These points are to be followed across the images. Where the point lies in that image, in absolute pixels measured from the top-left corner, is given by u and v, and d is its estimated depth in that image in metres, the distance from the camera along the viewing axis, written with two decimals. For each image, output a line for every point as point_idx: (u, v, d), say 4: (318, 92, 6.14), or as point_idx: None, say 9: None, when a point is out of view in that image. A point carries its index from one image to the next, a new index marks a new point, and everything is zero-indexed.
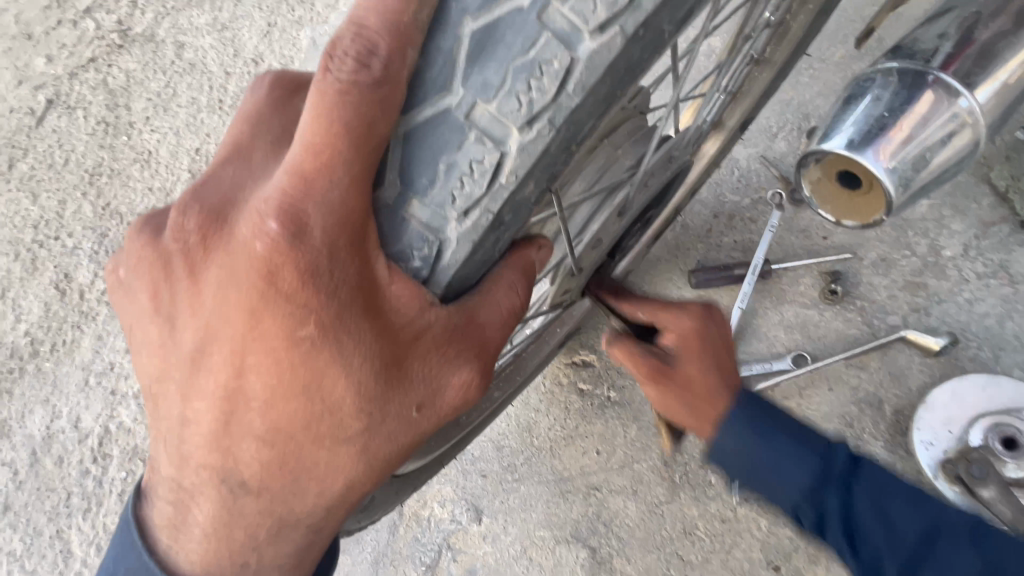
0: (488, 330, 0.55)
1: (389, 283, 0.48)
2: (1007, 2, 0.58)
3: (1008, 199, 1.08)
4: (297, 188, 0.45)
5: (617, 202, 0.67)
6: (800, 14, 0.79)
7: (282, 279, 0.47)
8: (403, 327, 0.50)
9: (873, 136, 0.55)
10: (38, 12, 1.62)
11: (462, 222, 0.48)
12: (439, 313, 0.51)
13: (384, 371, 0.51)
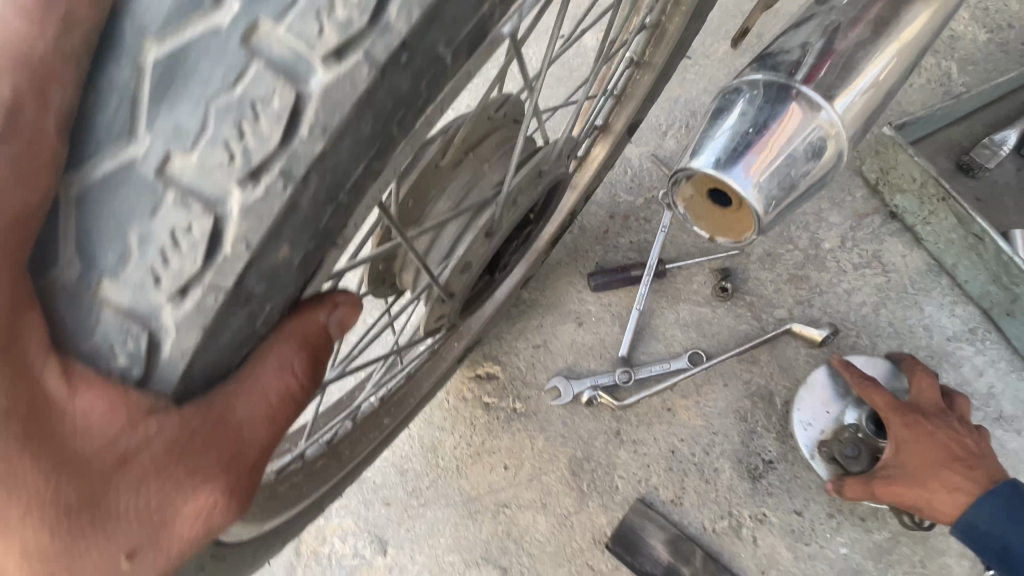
0: (247, 434, 0.40)
1: (68, 402, 0.34)
2: (867, 8, 0.56)
3: (879, 191, 1.11)
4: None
5: (484, 223, 0.60)
6: (674, 17, 0.78)
7: None
8: (94, 452, 0.35)
9: (738, 155, 0.53)
10: None
11: (250, 190, 0.33)
12: (164, 420, 0.36)
13: (73, 514, 0.34)
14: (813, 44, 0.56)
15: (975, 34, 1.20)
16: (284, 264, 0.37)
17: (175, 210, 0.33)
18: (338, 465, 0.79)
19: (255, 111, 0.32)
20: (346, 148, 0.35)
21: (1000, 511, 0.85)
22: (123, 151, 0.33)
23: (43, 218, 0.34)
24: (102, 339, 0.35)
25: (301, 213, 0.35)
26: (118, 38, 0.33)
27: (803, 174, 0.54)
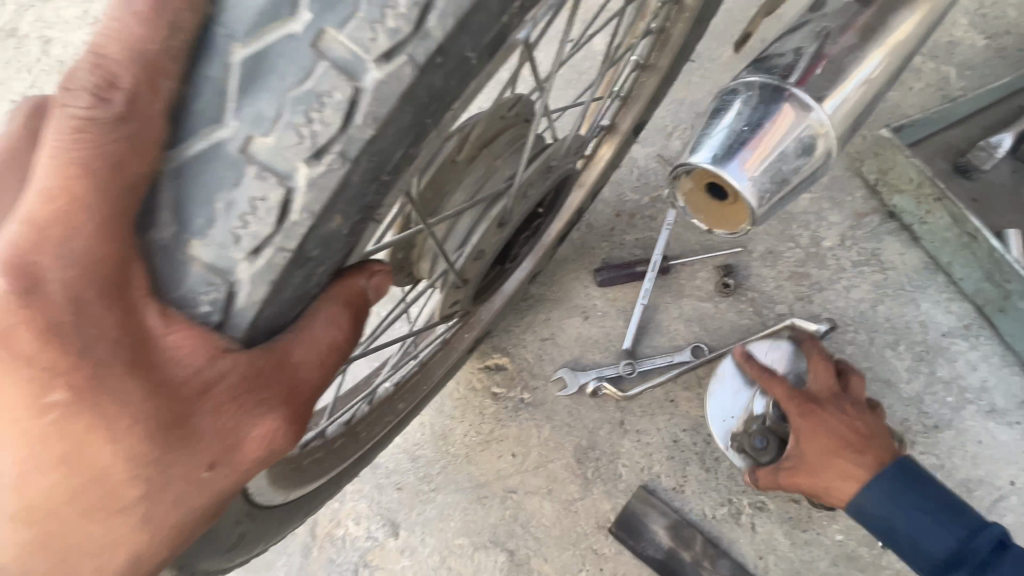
0: (302, 372, 0.45)
1: (164, 336, 0.38)
2: (855, 17, 0.60)
3: (878, 191, 1.15)
4: (30, 236, 0.34)
5: (496, 213, 0.66)
6: (677, 23, 0.82)
7: (16, 342, 0.35)
8: (184, 382, 0.40)
9: (734, 151, 0.57)
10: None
11: (314, 168, 0.38)
12: (236, 358, 0.41)
13: (162, 434, 0.39)
14: (806, 48, 0.60)
15: (973, 40, 1.23)
16: (305, 250, 0.41)
17: (254, 185, 0.38)
18: (356, 444, 0.84)
19: (321, 100, 0.37)
20: (366, 153, 0.39)
21: (885, 507, 0.86)
22: (211, 134, 0.37)
23: (142, 186, 0.37)
24: (185, 295, 0.39)
25: (350, 189, 0.40)
26: (209, 37, 0.37)
27: (795, 167, 0.57)
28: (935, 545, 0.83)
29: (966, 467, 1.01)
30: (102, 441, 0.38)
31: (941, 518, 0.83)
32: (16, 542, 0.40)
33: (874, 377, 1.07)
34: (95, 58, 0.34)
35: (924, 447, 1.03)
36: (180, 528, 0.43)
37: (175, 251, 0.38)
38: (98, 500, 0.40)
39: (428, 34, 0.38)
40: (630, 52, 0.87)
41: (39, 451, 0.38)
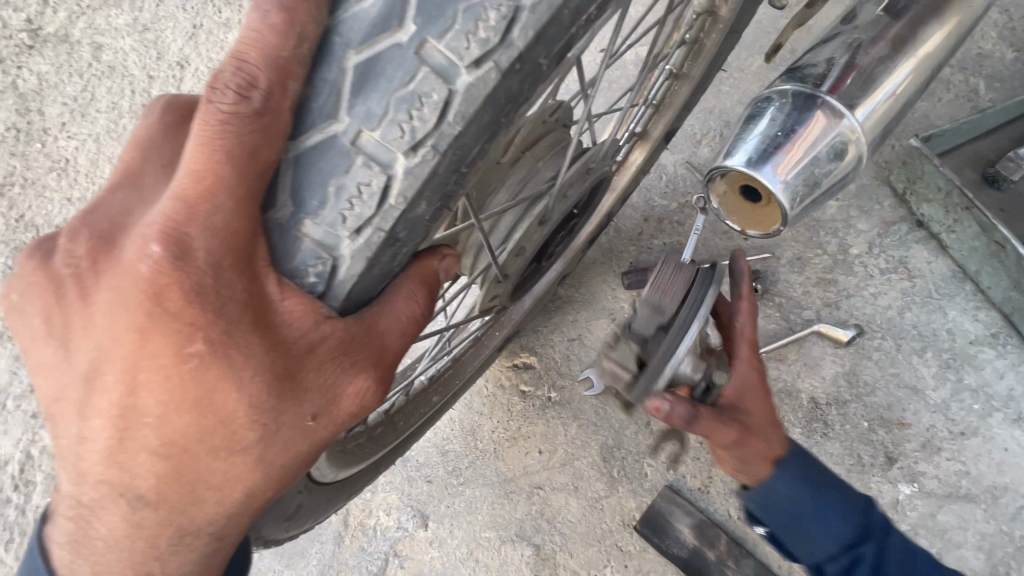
0: (388, 339, 0.51)
1: (280, 298, 0.44)
2: (886, 29, 0.63)
3: (906, 200, 1.16)
4: (180, 209, 0.40)
5: (538, 212, 0.70)
6: (711, 33, 0.86)
7: (167, 300, 0.41)
8: (296, 341, 0.45)
9: (768, 154, 0.59)
10: (52, 66, 1.75)
11: (411, 157, 0.44)
12: (336, 323, 0.47)
13: (277, 386, 0.45)
14: (839, 58, 0.63)
15: (1003, 52, 1.24)
16: (393, 235, 0.47)
17: (360, 173, 0.44)
18: (396, 432, 0.90)
19: (421, 100, 0.43)
20: (450, 148, 0.45)
21: (797, 486, 0.78)
22: (326, 129, 0.43)
23: (270, 171, 0.43)
24: (297, 267, 0.45)
25: (435, 180, 0.46)
26: (328, 45, 0.43)
27: (826, 171, 0.60)
28: (834, 551, 0.78)
29: (991, 473, 1.02)
30: (229, 390, 0.44)
31: (894, 540, 0.80)
32: (148, 478, 0.46)
33: (900, 383, 1.08)
34: (238, 61, 0.40)
35: (950, 453, 1.03)
36: (286, 471, 0.49)
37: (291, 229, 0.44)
38: (224, 441, 0.46)
39: (510, 45, 0.44)
40: (665, 61, 0.91)
41: (177, 395, 0.44)
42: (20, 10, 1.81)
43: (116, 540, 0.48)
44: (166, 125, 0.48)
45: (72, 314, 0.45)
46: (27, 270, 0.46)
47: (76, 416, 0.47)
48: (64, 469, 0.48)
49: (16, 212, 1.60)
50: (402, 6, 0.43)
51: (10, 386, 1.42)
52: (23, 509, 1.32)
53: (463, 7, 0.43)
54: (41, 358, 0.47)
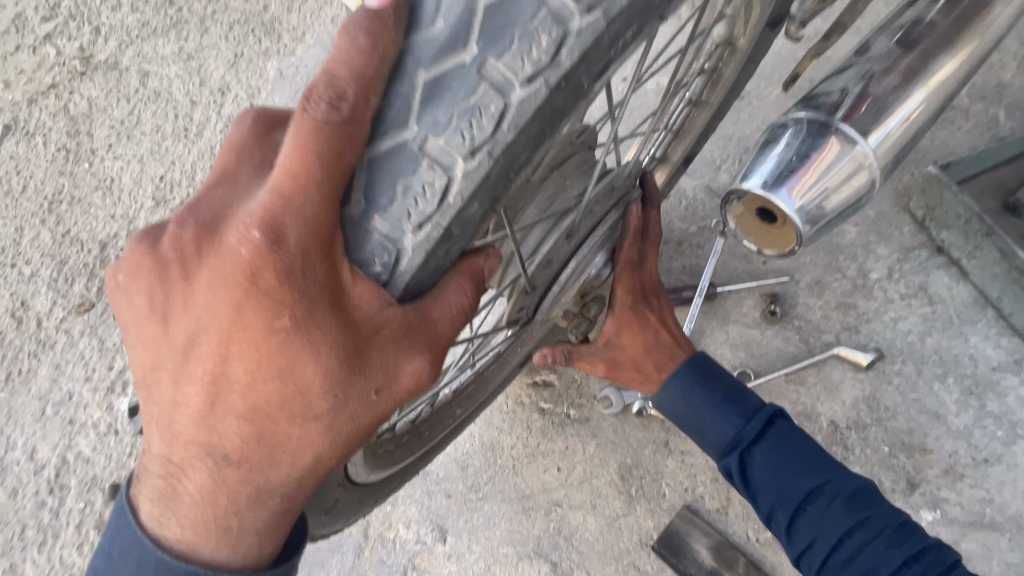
0: (440, 327, 0.56)
1: (352, 285, 0.51)
2: (898, 61, 0.65)
3: (925, 226, 1.17)
4: (276, 203, 0.48)
5: (565, 226, 0.76)
6: (729, 63, 0.91)
7: (262, 280, 0.49)
8: (364, 323, 0.52)
9: (784, 178, 0.62)
10: (101, 91, 1.85)
11: (469, 162, 0.50)
12: (396, 311, 0.53)
13: (346, 361, 0.53)
14: (853, 87, 0.65)
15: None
16: (449, 232, 0.53)
17: (428, 173, 0.50)
18: (420, 442, 0.95)
19: (481, 111, 0.49)
20: (502, 154, 0.51)
21: (685, 396, 0.86)
22: (399, 136, 0.50)
23: (349, 172, 0.49)
24: (369, 255, 0.52)
25: (488, 183, 0.52)
26: (403, 64, 0.50)
27: (839, 195, 0.62)
28: (719, 450, 0.84)
29: (1015, 502, 1.01)
30: (307, 362, 0.52)
31: (798, 475, 0.78)
32: (234, 436, 0.55)
33: (921, 409, 1.08)
34: (330, 79, 0.47)
35: (973, 480, 1.03)
36: (351, 440, 0.57)
37: (365, 221, 0.51)
38: (299, 408, 0.54)
39: (558, 64, 0.50)
40: (686, 88, 0.95)
41: (264, 366, 0.52)
42: (73, 39, 1.93)
43: (205, 491, 0.57)
44: (255, 130, 0.56)
45: (176, 291, 0.53)
46: (138, 256, 0.55)
47: (175, 380, 0.55)
48: (160, 430, 0.57)
49: (62, 227, 1.68)
50: (467, 30, 0.49)
51: (49, 393, 1.48)
52: (57, 513, 1.37)
53: (519, 32, 0.49)
54: (143, 330, 0.56)
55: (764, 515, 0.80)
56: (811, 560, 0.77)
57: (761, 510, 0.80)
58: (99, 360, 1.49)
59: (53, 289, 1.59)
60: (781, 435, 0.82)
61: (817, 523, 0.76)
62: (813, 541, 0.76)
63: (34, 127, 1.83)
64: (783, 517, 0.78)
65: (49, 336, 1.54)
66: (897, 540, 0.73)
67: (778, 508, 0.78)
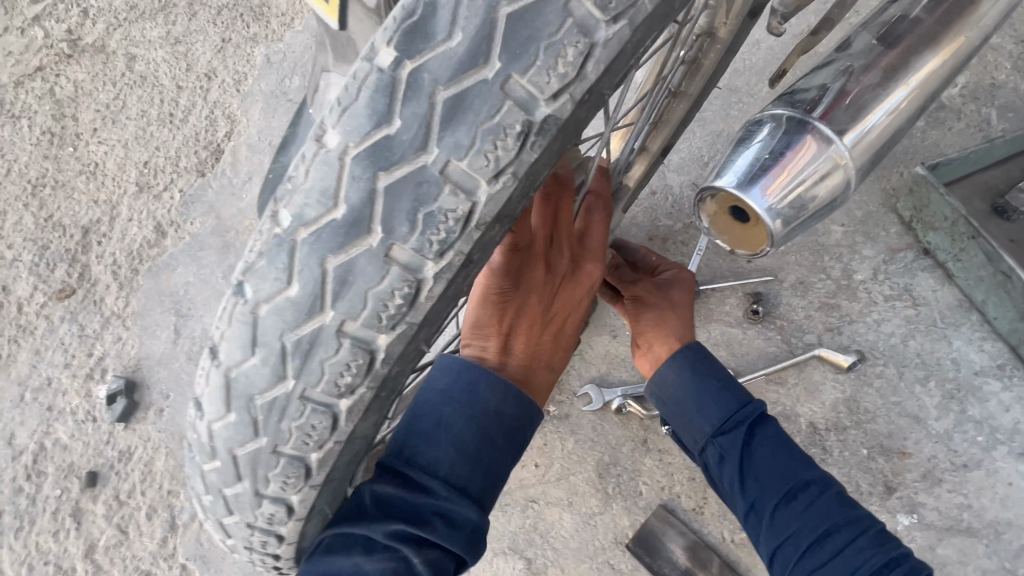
0: None
1: None
2: (878, 58, 0.64)
3: (912, 227, 1.16)
4: None
5: None
6: (709, 53, 0.89)
7: None
8: None
9: (756, 176, 0.60)
10: (86, 75, 1.83)
11: (493, 185, 0.44)
12: None
13: None
14: (830, 84, 0.63)
15: (1017, 82, 1.25)
16: (471, 258, 0.47)
17: (450, 199, 0.44)
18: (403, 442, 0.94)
19: (505, 131, 0.43)
20: (527, 174, 0.45)
21: (682, 375, 0.84)
22: (416, 160, 0.43)
23: None
24: (385, 289, 0.46)
25: (510, 206, 0.46)
26: (417, 79, 0.42)
27: (814, 197, 0.60)
28: (708, 435, 0.81)
29: (991, 507, 1.00)
30: None
31: (791, 467, 0.77)
32: None
33: (902, 413, 1.06)
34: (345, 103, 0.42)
35: (952, 485, 1.02)
36: None
37: (366, 248, 0.45)
38: None
39: None
40: (666, 77, 0.94)
41: None
42: (61, 21, 1.90)
43: None
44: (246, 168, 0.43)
45: None
46: None
47: None
48: None
49: (45, 212, 1.66)
50: (488, 41, 0.42)
51: (29, 378, 1.47)
52: (33, 499, 1.36)
53: (544, 42, 0.42)
54: None
55: (747, 504, 0.77)
56: (786, 555, 0.73)
57: (745, 498, 0.77)
58: (81, 346, 1.48)
59: (34, 274, 1.58)
60: (773, 430, 0.81)
61: (801, 513, 0.74)
62: (795, 532, 0.73)
63: (19, 109, 1.80)
64: (769, 504, 0.75)
65: (30, 322, 1.53)
66: (880, 540, 0.71)
67: (765, 496, 0.76)
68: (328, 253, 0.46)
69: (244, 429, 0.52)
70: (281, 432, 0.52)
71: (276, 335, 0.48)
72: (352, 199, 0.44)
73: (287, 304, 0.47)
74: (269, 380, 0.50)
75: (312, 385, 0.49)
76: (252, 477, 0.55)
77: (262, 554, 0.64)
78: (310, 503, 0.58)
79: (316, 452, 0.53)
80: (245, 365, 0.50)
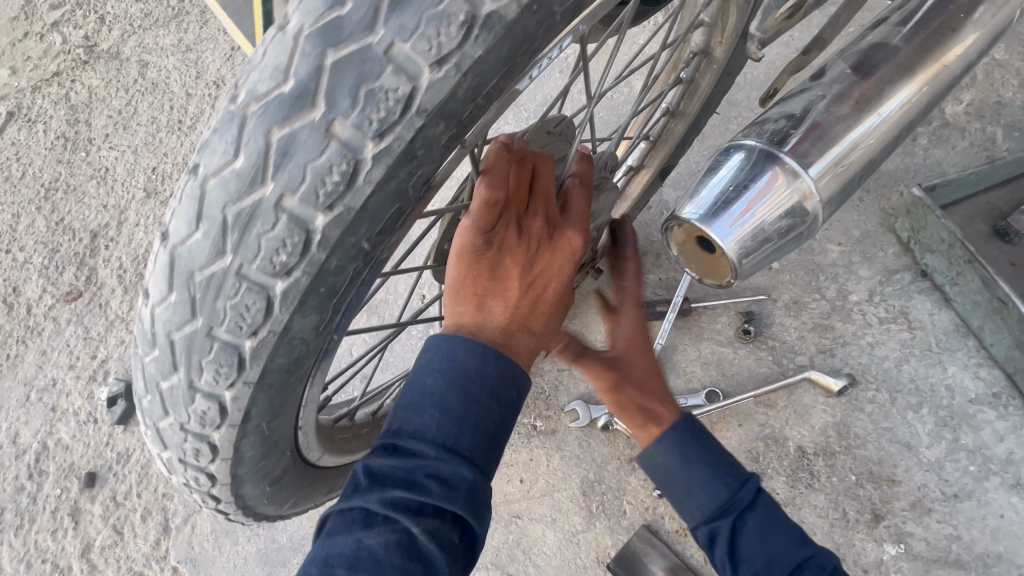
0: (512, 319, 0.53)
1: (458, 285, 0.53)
2: (852, 88, 0.63)
3: (910, 249, 1.14)
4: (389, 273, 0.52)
5: None
6: (706, 73, 0.89)
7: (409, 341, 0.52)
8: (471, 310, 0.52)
9: (719, 211, 0.60)
10: (101, 80, 1.87)
11: (436, 71, 0.46)
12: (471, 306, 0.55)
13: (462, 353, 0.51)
14: (800, 115, 0.62)
15: None
16: (412, 149, 0.48)
17: (392, 77, 0.46)
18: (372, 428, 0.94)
19: (448, 20, 0.46)
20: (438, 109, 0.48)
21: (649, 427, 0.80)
22: (362, 39, 0.46)
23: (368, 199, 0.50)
24: (324, 162, 0.47)
25: (445, 109, 0.48)
26: None
27: (779, 231, 0.60)
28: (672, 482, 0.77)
29: (980, 540, 0.97)
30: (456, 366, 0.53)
31: (759, 527, 0.71)
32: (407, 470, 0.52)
33: (892, 439, 1.04)
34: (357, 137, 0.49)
35: (941, 515, 0.99)
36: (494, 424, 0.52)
37: (309, 120, 0.47)
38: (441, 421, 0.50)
39: (477, 33, 0.46)
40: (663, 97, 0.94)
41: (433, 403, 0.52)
42: (80, 28, 1.95)
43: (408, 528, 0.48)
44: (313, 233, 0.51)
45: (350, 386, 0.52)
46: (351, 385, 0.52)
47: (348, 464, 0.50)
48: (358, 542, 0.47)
49: (56, 215, 1.70)
50: None
51: (35, 377, 1.51)
52: (34, 498, 1.39)
53: None
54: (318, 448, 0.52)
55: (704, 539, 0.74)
56: None
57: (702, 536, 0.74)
58: (85, 347, 1.52)
59: (44, 276, 1.62)
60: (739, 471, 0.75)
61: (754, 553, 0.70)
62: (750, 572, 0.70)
63: (36, 114, 1.85)
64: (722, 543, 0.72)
65: (38, 323, 1.57)
66: None
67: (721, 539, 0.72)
68: (278, 124, 0.47)
69: (183, 310, 0.53)
70: (215, 311, 0.52)
71: (224, 203, 0.49)
72: (303, 74, 0.46)
73: (235, 175, 0.48)
74: (211, 255, 0.51)
75: (249, 262, 0.50)
76: (187, 366, 0.56)
77: (196, 470, 0.65)
78: (243, 408, 0.58)
79: (250, 340, 0.53)
80: (191, 238, 0.51)
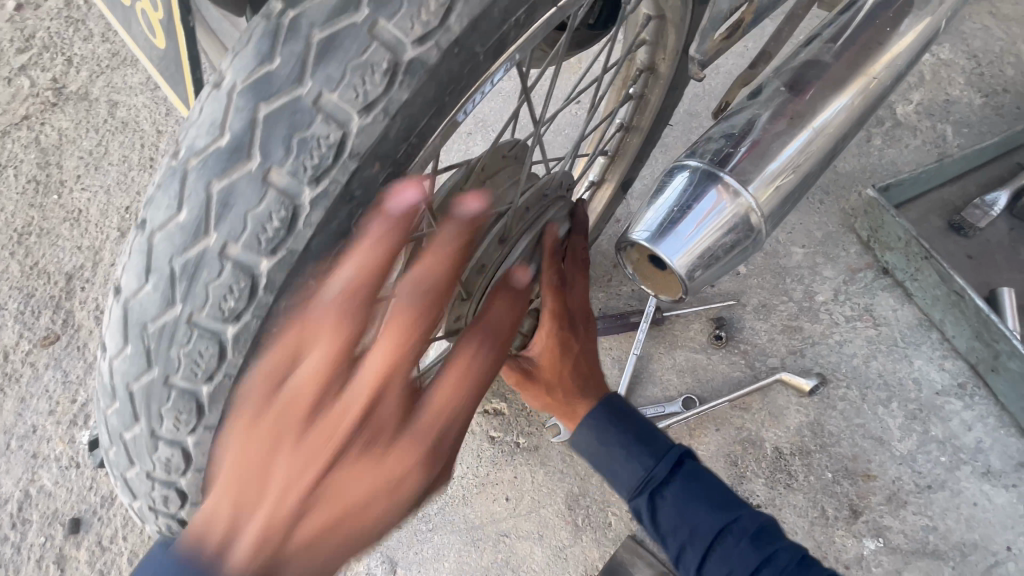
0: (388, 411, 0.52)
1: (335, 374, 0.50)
2: (787, 105, 0.66)
3: (871, 247, 1.17)
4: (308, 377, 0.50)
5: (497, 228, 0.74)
6: (655, 88, 0.91)
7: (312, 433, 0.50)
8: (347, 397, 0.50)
9: (665, 231, 0.63)
10: (71, 123, 1.87)
11: (365, 117, 0.46)
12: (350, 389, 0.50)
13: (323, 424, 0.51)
14: (740, 133, 0.65)
15: (971, 98, 1.26)
16: (350, 189, 0.48)
17: (321, 124, 0.46)
18: None
19: (371, 68, 0.46)
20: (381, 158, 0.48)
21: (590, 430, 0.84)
22: (291, 92, 0.47)
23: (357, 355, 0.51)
24: (263, 211, 0.47)
25: (384, 145, 0.48)
26: (297, 24, 0.47)
27: (725, 247, 0.63)
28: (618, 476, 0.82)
29: (956, 528, 1.00)
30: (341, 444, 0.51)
31: (700, 516, 0.76)
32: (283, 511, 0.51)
33: (865, 435, 1.07)
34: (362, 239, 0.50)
35: (916, 507, 1.01)
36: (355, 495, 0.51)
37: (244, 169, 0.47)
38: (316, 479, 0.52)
39: (412, 73, 0.47)
40: (615, 114, 0.96)
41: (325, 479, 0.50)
42: (47, 71, 1.96)
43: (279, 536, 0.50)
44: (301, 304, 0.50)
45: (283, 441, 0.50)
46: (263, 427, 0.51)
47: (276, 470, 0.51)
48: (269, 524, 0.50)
49: (30, 259, 1.69)
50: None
51: (14, 425, 1.49)
52: (19, 547, 1.37)
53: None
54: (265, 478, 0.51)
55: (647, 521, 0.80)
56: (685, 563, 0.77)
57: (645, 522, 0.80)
58: (66, 390, 1.51)
59: (19, 322, 1.61)
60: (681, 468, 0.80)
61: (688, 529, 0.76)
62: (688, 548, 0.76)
63: (5, 159, 1.84)
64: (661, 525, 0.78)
65: (16, 369, 1.55)
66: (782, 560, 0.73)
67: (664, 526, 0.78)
68: (212, 175, 0.47)
69: (138, 360, 0.51)
70: (169, 358, 0.50)
71: (170, 260, 0.49)
72: (235, 133, 0.47)
73: (176, 230, 0.48)
74: (158, 311, 0.49)
75: (197, 316, 0.49)
76: (147, 416, 0.53)
77: (167, 519, 0.59)
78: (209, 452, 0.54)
79: (207, 385, 0.51)
80: (140, 296, 0.50)
